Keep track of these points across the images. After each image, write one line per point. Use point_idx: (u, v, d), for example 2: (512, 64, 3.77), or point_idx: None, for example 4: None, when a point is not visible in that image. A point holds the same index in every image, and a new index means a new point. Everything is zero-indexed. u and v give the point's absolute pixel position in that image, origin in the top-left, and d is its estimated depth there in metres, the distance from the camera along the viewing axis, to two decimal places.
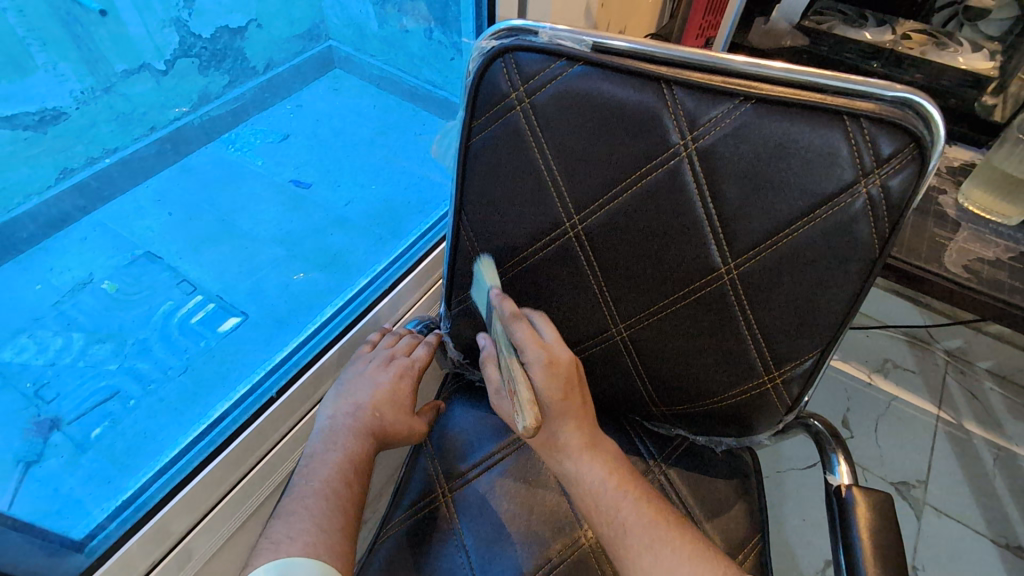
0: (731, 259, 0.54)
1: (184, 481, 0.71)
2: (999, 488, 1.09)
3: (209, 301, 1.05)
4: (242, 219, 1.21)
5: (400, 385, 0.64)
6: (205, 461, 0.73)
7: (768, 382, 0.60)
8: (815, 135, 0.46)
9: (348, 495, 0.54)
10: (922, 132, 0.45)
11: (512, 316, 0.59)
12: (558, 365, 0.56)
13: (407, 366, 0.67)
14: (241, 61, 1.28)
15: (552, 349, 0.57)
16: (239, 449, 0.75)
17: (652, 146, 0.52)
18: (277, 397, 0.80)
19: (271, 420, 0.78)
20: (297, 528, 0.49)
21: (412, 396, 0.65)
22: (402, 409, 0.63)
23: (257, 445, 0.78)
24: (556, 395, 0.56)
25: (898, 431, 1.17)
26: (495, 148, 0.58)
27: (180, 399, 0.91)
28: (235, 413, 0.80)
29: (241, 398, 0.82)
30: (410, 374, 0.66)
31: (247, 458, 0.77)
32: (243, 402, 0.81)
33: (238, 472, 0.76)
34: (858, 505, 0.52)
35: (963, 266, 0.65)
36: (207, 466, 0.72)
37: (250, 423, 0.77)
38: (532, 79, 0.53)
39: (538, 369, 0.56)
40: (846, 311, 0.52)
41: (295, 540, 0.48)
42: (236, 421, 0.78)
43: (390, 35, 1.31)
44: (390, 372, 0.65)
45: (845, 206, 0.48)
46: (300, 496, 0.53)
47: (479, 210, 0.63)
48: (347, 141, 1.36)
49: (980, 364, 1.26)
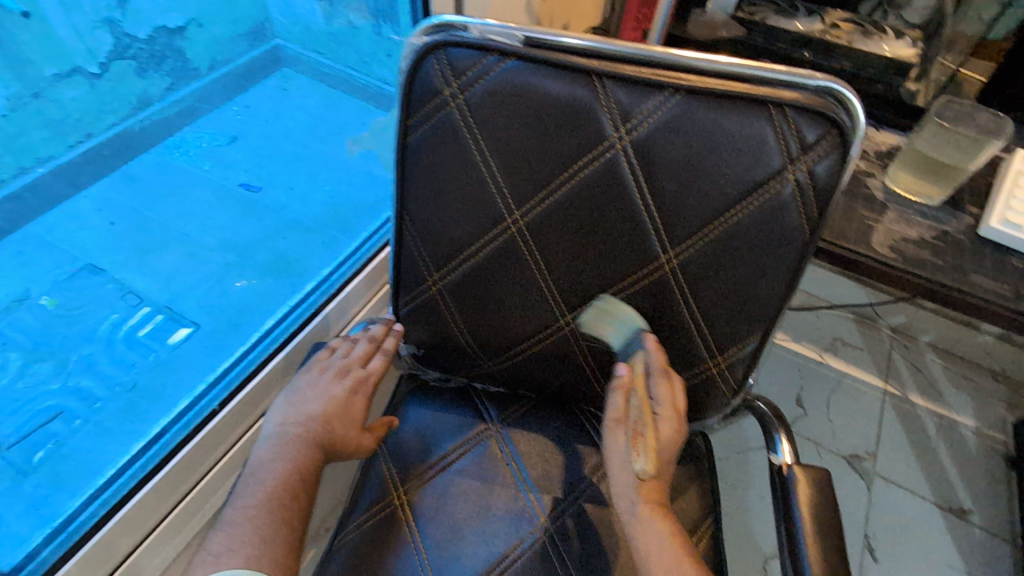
0: (671, 249, 0.55)
1: (121, 502, 0.67)
2: (942, 456, 1.15)
3: (157, 313, 1.01)
4: (189, 224, 1.16)
5: (353, 399, 0.62)
6: (143, 481, 0.69)
7: (713, 367, 0.61)
8: (742, 125, 0.47)
9: (294, 503, 0.53)
10: (842, 119, 0.46)
11: (655, 373, 0.58)
12: (682, 417, 0.59)
13: (362, 381, 0.64)
14: (182, 62, 1.24)
15: (676, 402, 0.58)
16: (182, 464, 0.72)
17: (588, 139, 0.52)
18: (219, 409, 0.77)
19: (218, 430, 0.76)
20: (239, 539, 0.48)
21: (364, 411, 0.63)
22: (352, 423, 0.62)
23: (204, 456, 0.75)
24: (669, 446, 0.58)
25: (848, 405, 1.21)
26: (433, 147, 0.56)
27: (126, 417, 0.86)
28: (174, 427, 0.76)
29: (180, 413, 0.79)
30: (365, 388, 0.64)
31: (192, 474, 0.74)
32: (181, 416, 0.78)
33: (182, 488, 0.73)
34: (798, 482, 0.53)
35: (888, 247, 0.58)
36: (147, 482, 0.69)
37: (188, 439, 0.74)
38: (464, 75, 0.52)
39: (663, 418, 0.58)
40: (781, 293, 0.55)
41: (238, 552, 0.47)
42: (173, 439, 0.74)
43: (338, 32, 1.28)
44: (345, 385, 0.63)
45: (774, 192, 0.50)
46: (241, 506, 0.51)
47: (417, 211, 0.60)
48: (297, 142, 1.32)
49: (922, 338, 1.31)
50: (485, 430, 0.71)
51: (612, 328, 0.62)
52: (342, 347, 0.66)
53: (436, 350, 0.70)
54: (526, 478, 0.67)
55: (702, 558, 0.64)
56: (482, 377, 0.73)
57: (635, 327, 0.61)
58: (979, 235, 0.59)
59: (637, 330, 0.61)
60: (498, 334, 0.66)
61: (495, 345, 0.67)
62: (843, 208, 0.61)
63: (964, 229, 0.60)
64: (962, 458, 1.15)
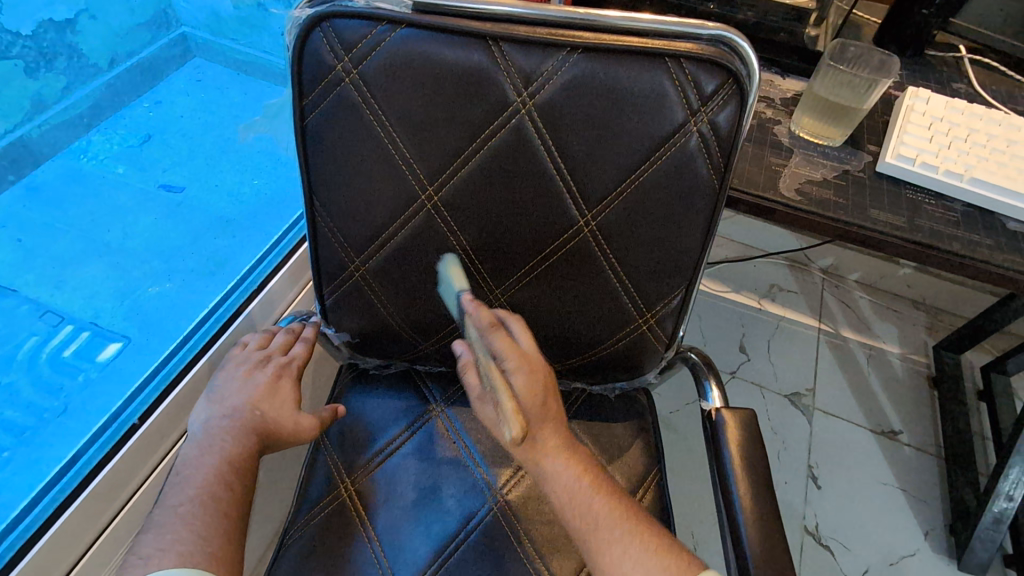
0: (588, 211, 0.55)
1: (43, 528, 0.67)
2: (873, 384, 1.23)
3: (82, 330, 0.94)
4: (106, 233, 1.06)
5: (279, 385, 0.60)
6: (66, 503, 0.69)
7: (643, 324, 0.62)
8: (642, 80, 0.47)
9: (228, 501, 0.51)
10: (738, 68, 0.47)
11: (485, 327, 0.56)
12: (536, 365, 0.54)
13: (286, 367, 0.62)
14: (78, 61, 1.06)
15: (517, 349, 0.54)
16: (105, 484, 0.72)
17: (493, 106, 0.50)
18: (139, 424, 0.77)
19: (142, 444, 0.76)
20: (169, 538, 0.46)
21: (295, 393, 0.61)
22: (284, 406, 0.60)
23: (130, 474, 0.75)
24: (536, 396, 0.53)
25: (787, 346, 1.28)
26: (335, 127, 0.53)
27: (65, 445, 0.80)
28: (91, 451, 0.75)
29: (94, 435, 0.78)
30: (290, 372, 0.62)
31: (116, 494, 0.74)
32: (98, 436, 0.77)
33: (112, 506, 0.73)
34: (727, 423, 0.56)
35: (795, 189, 0.60)
36: (71, 504, 0.69)
37: (109, 458, 0.74)
38: (356, 48, 0.49)
39: (513, 368, 0.53)
40: (699, 245, 0.56)
41: (169, 550, 0.45)
42: (93, 459, 0.74)
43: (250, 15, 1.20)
44: (268, 372, 0.61)
45: (681, 145, 0.50)
46: (170, 508, 0.49)
47: (329, 195, 0.58)
48: (217, 136, 1.21)
49: (850, 276, 1.39)
50: (430, 411, 0.71)
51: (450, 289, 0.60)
52: (257, 340, 0.64)
53: (371, 337, 0.69)
54: (474, 452, 0.68)
55: (650, 506, 0.67)
56: (422, 359, 0.72)
57: (455, 291, 0.60)
58: (877, 171, 0.62)
59: (461, 294, 0.60)
60: (429, 314, 0.65)
61: (428, 326, 0.66)
62: (752, 155, 0.62)
63: (864, 167, 0.62)
64: (891, 384, 1.23)
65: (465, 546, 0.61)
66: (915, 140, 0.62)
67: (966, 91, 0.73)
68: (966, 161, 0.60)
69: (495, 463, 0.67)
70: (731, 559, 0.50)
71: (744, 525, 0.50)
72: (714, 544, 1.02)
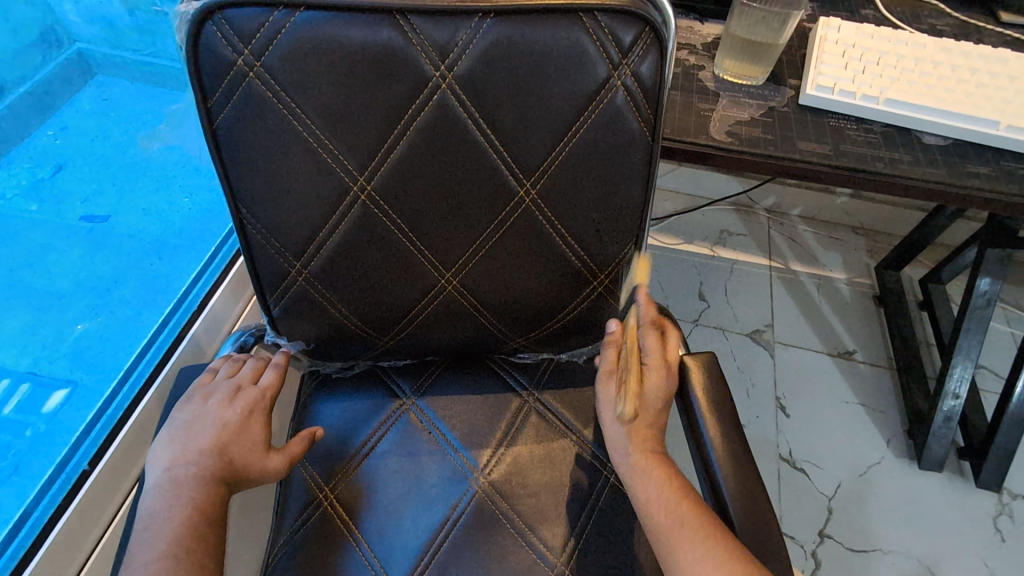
0: (527, 181, 0.54)
1: None
2: (825, 311, 1.29)
3: (20, 382, 0.87)
4: (26, 275, 0.96)
5: (250, 422, 0.55)
6: (25, 560, 0.66)
7: (598, 285, 0.63)
8: (560, 38, 0.46)
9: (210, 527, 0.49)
10: (653, 17, 0.47)
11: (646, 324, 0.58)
12: (673, 371, 0.56)
13: (257, 399, 0.57)
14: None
15: (671, 356, 0.57)
16: (66, 533, 0.68)
17: (410, 85, 0.48)
18: (91, 469, 0.73)
19: (97, 491, 0.72)
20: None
21: (267, 430, 0.56)
22: (254, 447, 0.54)
23: (91, 522, 0.71)
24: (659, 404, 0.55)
25: (743, 288, 1.32)
26: (249, 126, 0.50)
27: (18, 504, 0.74)
28: (41, 507, 0.71)
29: (42, 489, 0.74)
30: (262, 406, 0.57)
31: (80, 545, 0.70)
32: (46, 491, 0.73)
33: (73, 565, 0.69)
34: (691, 369, 0.57)
35: (726, 132, 0.60)
36: (28, 565, 0.65)
37: (61, 512, 0.69)
38: (255, 38, 0.46)
39: (655, 367, 0.55)
40: (642, 199, 0.56)
41: None
42: (46, 513, 0.70)
43: (148, 22, 1.10)
44: (238, 408, 0.55)
45: (608, 101, 0.50)
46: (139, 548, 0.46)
47: (256, 199, 0.54)
48: (130, 154, 1.11)
49: (793, 212, 1.44)
50: (400, 405, 0.70)
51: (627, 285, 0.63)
52: (225, 368, 0.58)
53: (327, 341, 0.66)
54: (449, 437, 0.67)
55: None
56: (385, 355, 0.70)
57: (631, 285, 0.63)
58: (800, 104, 0.63)
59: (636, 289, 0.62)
60: (384, 308, 0.63)
61: (383, 321, 0.64)
62: (680, 104, 0.63)
63: (788, 101, 0.64)
64: (841, 308, 1.29)
65: (457, 530, 0.61)
66: (831, 68, 0.63)
67: (875, 16, 0.74)
68: (880, 83, 0.62)
69: (474, 445, 0.67)
70: (709, 500, 0.52)
71: (717, 464, 0.51)
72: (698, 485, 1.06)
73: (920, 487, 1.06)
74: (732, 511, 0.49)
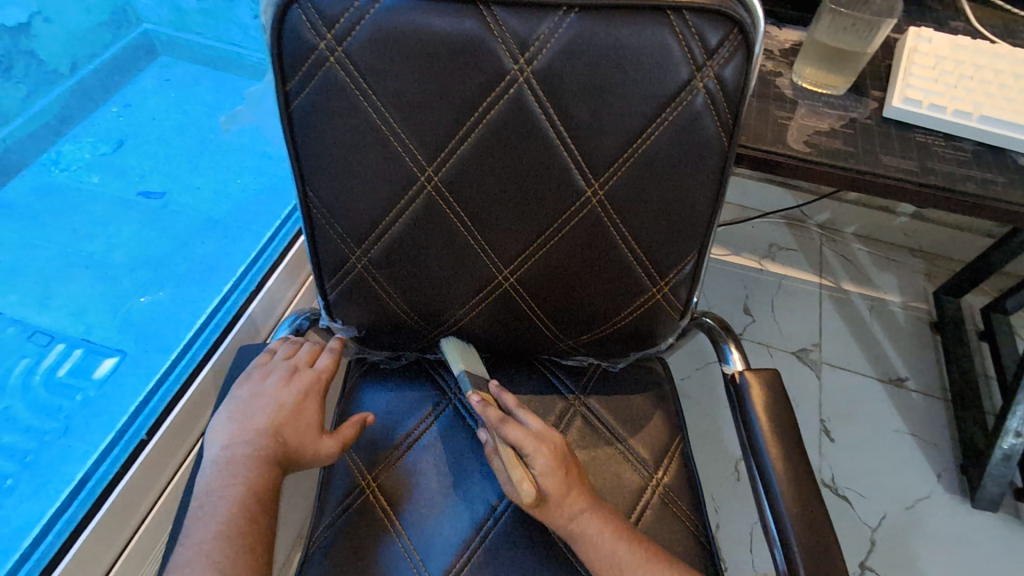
0: (596, 182, 0.53)
1: (62, 551, 0.66)
2: (877, 334, 1.24)
3: (75, 348, 0.90)
4: (90, 246, 0.99)
5: (305, 404, 0.55)
6: (83, 523, 0.68)
7: (657, 293, 0.61)
8: (644, 37, 0.45)
9: (261, 507, 0.49)
10: (743, 17, 0.45)
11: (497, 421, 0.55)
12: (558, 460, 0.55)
13: (312, 382, 0.57)
14: (38, 67, 1.01)
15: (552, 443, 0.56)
16: (122, 499, 0.70)
17: (488, 77, 0.48)
18: (148, 439, 0.75)
19: (152, 460, 0.74)
20: (198, 550, 0.45)
21: (321, 414, 0.57)
22: (307, 430, 0.55)
23: (144, 491, 0.73)
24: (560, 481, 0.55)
25: (791, 305, 1.27)
26: (324, 112, 0.50)
27: (76, 467, 0.77)
28: (100, 472, 0.74)
29: (102, 454, 0.76)
30: (317, 389, 0.57)
31: (133, 512, 0.72)
32: (106, 456, 0.76)
33: (127, 528, 0.71)
34: (752, 387, 0.55)
35: (804, 142, 0.58)
36: (86, 526, 0.68)
37: (119, 478, 0.72)
38: (338, 24, 0.46)
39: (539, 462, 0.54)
40: (712, 206, 0.54)
41: (203, 559, 0.44)
42: (105, 478, 0.73)
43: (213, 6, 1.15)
44: (294, 390, 0.55)
45: (687, 104, 0.48)
46: (193, 522, 0.47)
47: (325, 185, 0.55)
48: (193, 133, 1.14)
49: (847, 230, 1.38)
50: (445, 399, 0.70)
51: (657, 348, 0.69)
52: (283, 349, 0.59)
53: (379, 329, 0.66)
54: None
55: (677, 477, 0.65)
56: (433, 348, 0.70)
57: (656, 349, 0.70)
58: (883, 116, 0.60)
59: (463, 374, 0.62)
60: (439, 301, 0.63)
61: (436, 313, 0.64)
62: (756, 110, 0.60)
63: (871, 113, 0.61)
64: (895, 332, 1.24)
65: (496, 530, 0.61)
66: (921, 81, 0.60)
67: (966, 28, 0.71)
68: (974, 99, 0.59)
69: None
70: (766, 524, 0.50)
71: (777, 488, 0.49)
72: (733, 505, 1.03)
73: (972, 526, 1.01)
74: (792, 538, 0.47)
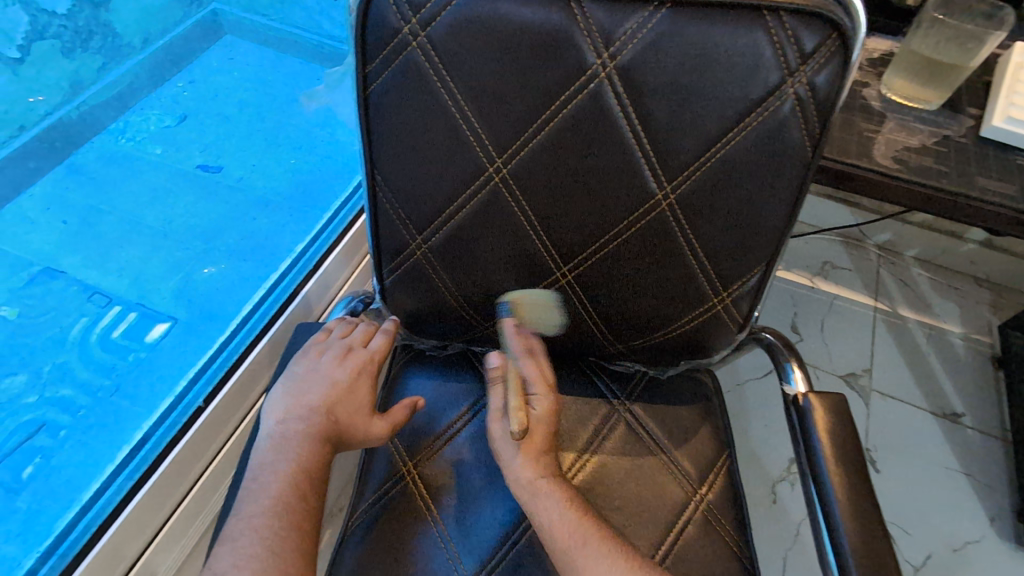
0: (668, 185, 0.52)
1: (116, 510, 0.68)
2: (934, 364, 1.18)
3: (130, 311, 0.93)
4: (150, 215, 1.03)
5: (357, 385, 0.56)
6: (137, 485, 0.70)
7: (717, 303, 0.59)
8: (737, 36, 0.43)
9: (310, 485, 0.49)
10: (843, 21, 0.42)
11: (522, 354, 0.64)
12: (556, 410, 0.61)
13: (365, 363, 0.58)
14: (114, 40, 1.07)
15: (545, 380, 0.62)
16: (174, 464, 0.72)
17: (568, 70, 0.47)
18: (203, 407, 0.78)
19: (204, 429, 0.76)
20: (250, 521, 0.46)
21: (371, 396, 0.57)
22: (358, 411, 0.55)
23: (195, 459, 0.75)
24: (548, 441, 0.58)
25: (841, 326, 1.23)
26: (399, 97, 0.50)
27: (129, 427, 0.80)
28: (158, 434, 0.76)
29: (160, 417, 0.79)
30: (369, 371, 0.58)
31: (183, 478, 0.74)
32: (162, 420, 0.78)
33: (178, 491, 0.74)
34: (814, 410, 0.52)
35: (892, 157, 0.55)
36: (140, 488, 0.70)
37: (176, 441, 0.74)
38: (424, 9, 0.46)
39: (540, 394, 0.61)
40: (788, 220, 0.52)
41: (254, 531, 0.45)
42: (161, 441, 0.75)
43: None
44: (347, 369, 0.56)
45: (774, 110, 0.46)
46: (246, 493, 0.48)
47: (393, 170, 0.55)
48: (253, 111, 1.16)
49: (908, 253, 1.32)
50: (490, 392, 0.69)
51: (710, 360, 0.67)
52: (339, 329, 0.60)
53: (429, 316, 0.66)
54: None
55: (721, 495, 0.63)
56: (479, 340, 0.70)
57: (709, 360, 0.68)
58: (980, 136, 0.57)
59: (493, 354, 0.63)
60: (492, 294, 0.63)
61: (488, 305, 0.64)
62: (841, 122, 0.58)
63: (965, 131, 0.57)
64: (953, 365, 1.18)
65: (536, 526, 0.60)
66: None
67: None
68: None
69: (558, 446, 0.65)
70: (821, 554, 0.48)
71: (838, 519, 0.47)
72: (768, 529, 1.00)
73: None
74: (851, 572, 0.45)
